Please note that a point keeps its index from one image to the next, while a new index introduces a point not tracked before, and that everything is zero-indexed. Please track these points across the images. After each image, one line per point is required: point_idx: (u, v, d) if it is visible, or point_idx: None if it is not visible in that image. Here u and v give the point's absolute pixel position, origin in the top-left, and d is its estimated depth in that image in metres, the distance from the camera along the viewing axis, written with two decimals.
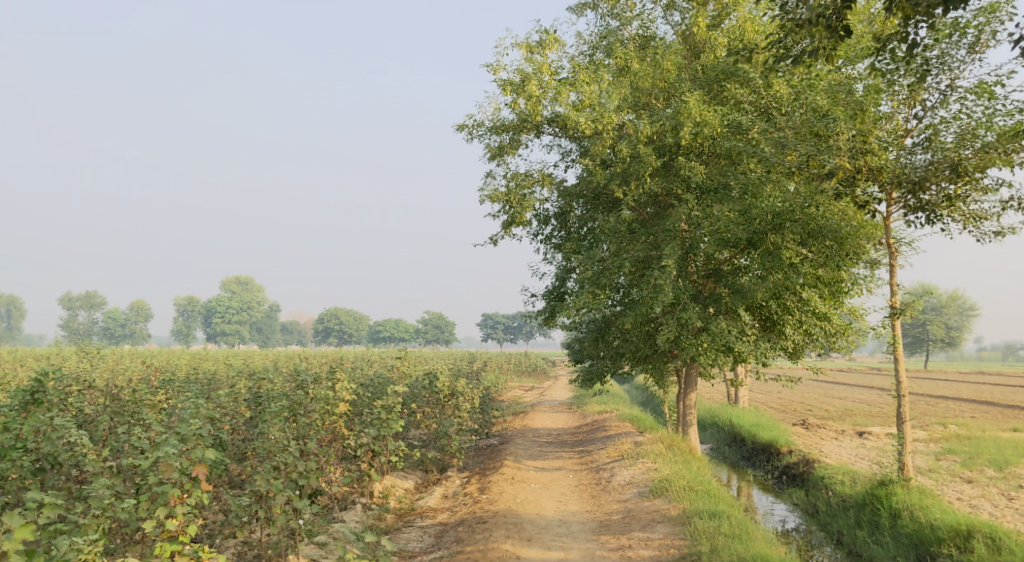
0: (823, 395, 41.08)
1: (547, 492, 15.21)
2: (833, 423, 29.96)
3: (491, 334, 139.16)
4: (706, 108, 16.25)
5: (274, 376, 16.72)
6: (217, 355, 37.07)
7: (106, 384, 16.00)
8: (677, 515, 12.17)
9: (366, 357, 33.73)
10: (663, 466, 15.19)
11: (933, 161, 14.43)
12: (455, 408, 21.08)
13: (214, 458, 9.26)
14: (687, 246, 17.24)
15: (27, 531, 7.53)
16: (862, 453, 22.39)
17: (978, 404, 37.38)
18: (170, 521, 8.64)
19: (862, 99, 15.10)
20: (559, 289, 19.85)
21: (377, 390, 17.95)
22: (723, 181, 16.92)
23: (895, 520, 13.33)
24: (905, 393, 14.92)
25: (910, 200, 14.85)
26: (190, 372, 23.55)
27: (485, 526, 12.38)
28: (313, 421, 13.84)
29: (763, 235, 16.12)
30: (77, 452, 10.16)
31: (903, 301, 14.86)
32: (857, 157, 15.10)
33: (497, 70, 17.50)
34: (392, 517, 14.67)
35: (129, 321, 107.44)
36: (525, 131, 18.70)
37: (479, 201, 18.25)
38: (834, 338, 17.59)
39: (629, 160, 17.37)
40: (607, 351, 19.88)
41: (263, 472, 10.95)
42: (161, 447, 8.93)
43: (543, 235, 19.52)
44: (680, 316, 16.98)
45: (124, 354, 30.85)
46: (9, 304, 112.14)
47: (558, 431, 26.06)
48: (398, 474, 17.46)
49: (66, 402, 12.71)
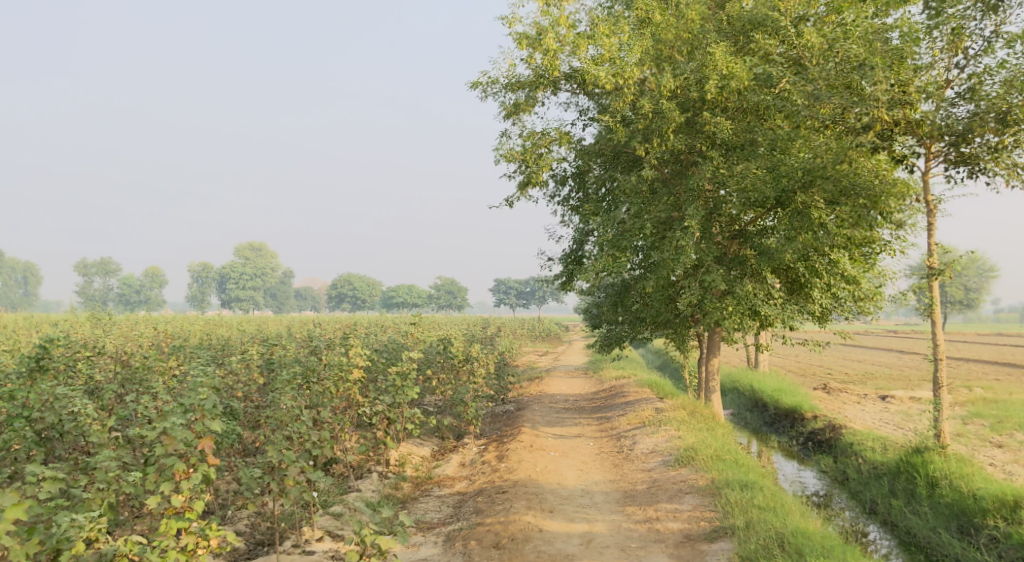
0: (842, 358, 40.48)
1: (568, 460, 14.81)
2: (855, 387, 29.43)
3: (503, 299, 138.95)
4: (733, 60, 15.48)
5: (286, 342, 16.26)
6: (229, 321, 36.63)
7: (115, 350, 15.62)
8: (706, 485, 11.69)
9: (380, 323, 33.29)
10: (687, 434, 14.71)
11: (977, 112, 13.73)
12: (472, 374, 20.61)
13: (217, 432, 8.82)
14: (711, 206, 16.63)
15: (19, 509, 7.16)
16: (887, 418, 21.83)
17: (1000, 365, 36.74)
18: (174, 498, 8.25)
19: (900, 48, 14.36)
20: (577, 253, 19.27)
21: (391, 356, 17.48)
22: (749, 138, 16.13)
23: (933, 489, 12.83)
24: (942, 357, 14.28)
25: (951, 153, 14.16)
26: (203, 339, 23.14)
27: (505, 496, 11.98)
28: (327, 388, 13.41)
29: (792, 193, 15.47)
30: (81, 422, 9.70)
31: (941, 261, 14.13)
32: (895, 108, 14.36)
33: (513, 23, 16.73)
34: (409, 486, 14.20)
35: (145, 288, 107.78)
36: (542, 88, 17.90)
37: (494, 161, 17.56)
38: (863, 301, 16.93)
39: (651, 117, 16.61)
40: (627, 317, 19.33)
41: (275, 443, 10.56)
42: (163, 420, 8.52)
43: (560, 197, 18.81)
44: (704, 279, 16.40)
45: (138, 321, 30.56)
46: (25, 272, 112.55)
47: (574, 397, 25.64)
48: (414, 441, 17.04)
49: (72, 370, 12.27)
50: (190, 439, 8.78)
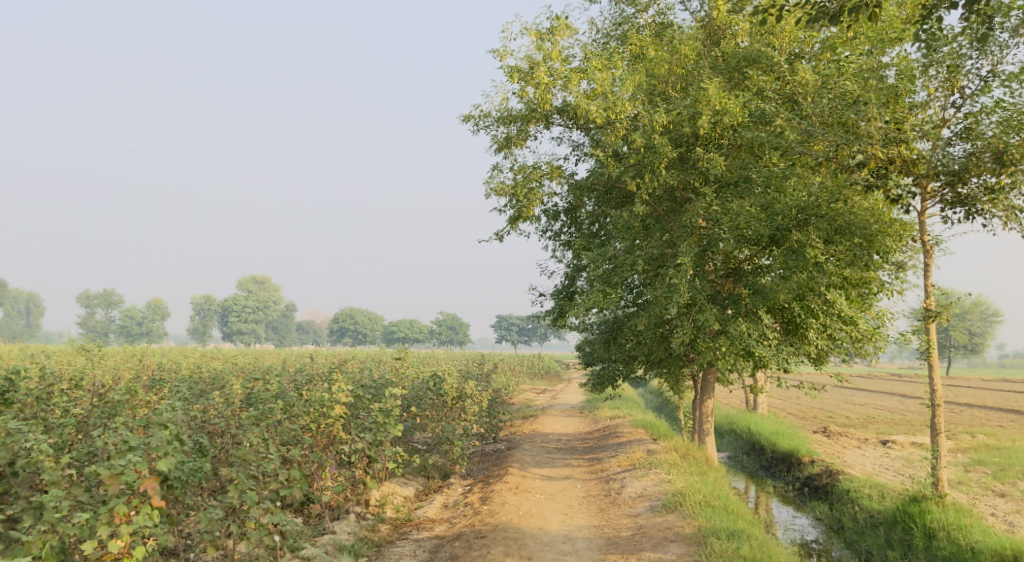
0: (844, 402, 39.80)
1: (553, 503, 14.29)
2: (856, 431, 28.79)
3: (504, 335, 138.65)
4: (726, 96, 15.29)
5: (269, 376, 15.85)
6: (224, 354, 36.17)
7: (94, 382, 15.22)
8: (692, 533, 11.19)
9: (376, 358, 32.82)
10: (677, 478, 14.21)
11: (973, 151, 13.46)
12: (462, 411, 20.11)
13: (160, 471, 8.46)
14: (705, 244, 16.27)
15: None
16: (887, 464, 21.25)
17: (1004, 412, 36.02)
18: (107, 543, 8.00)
19: (895, 85, 14.13)
20: (569, 288, 18.92)
21: (377, 392, 17.04)
22: (743, 174, 15.88)
23: (930, 541, 12.30)
24: (940, 402, 13.79)
25: (947, 193, 13.85)
26: (191, 371, 22.69)
27: (483, 541, 11.46)
28: (304, 425, 12.98)
29: (787, 231, 15.12)
30: (34, 459, 9.27)
31: (939, 303, 13.73)
32: (890, 146, 14.01)
33: (504, 56, 16.58)
34: (387, 528, 13.68)
35: (145, 320, 107.49)
36: (534, 122, 17.71)
37: (485, 194, 17.31)
38: (860, 343, 16.35)
39: (643, 152, 16.38)
40: (620, 355, 18.90)
41: (238, 483, 10.14)
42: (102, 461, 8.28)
43: (552, 232, 18.52)
44: (696, 318, 16.02)
45: (131, 352, 30.08)
46: (27, 302, 112.41)
47: (568, 437, 25.06)
48: (397, 480, 16.50)
49: (40, 402, 11.85)
50: (134, 479, 8.42)
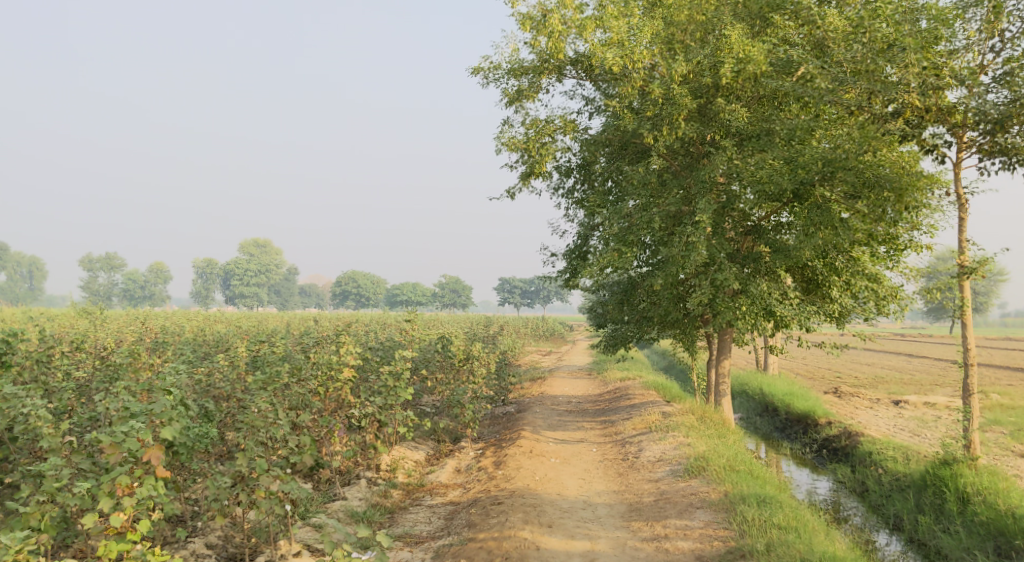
0: (852, 361, 39.38)
1: (569, 468, 13.89)
2: (867, 391, 28.39)
3: (507, 298, 138.18)
4: (750, 44, 14.55)
5: (275, 339, 15.32)
6: (227, 317, 35.61)
7: (96, 345, 14.70)
8: (719, 500, 10.80)
9: (383, 320, 32.33)
10: (698, 442, 13.78)
11: (1016, 98, 12.76)
12: (471, 374, 19.62)
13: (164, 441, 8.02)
14: (724, 200, 15.62)
15: None
16: (901, 425, 20.87)
17: (1012, 371, 35.62)
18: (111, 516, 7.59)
19: (929, 30, 13.43)
20: (581, 248, 18.31)
21: (386, 354, 16.53)
22: (766, 127, 15.16)
23: (964, 505, 11.92)
24: (972, 362, 13.30)
25: (986, 142, 13.21)
26: (195, 335, 22.16)
27: (501, 508, 11.05)
28: (312, 389, 12.46)
29: (811, 186, 14.55)
30: (32, 427, 8.81)
31: (974, 259, 13.17)
32: (927, 94, 13.18)
33: (515, 3, 15.80)
34: (399, 493, 13.29)
35: (148, 283, 107.17)
36: (545, 73, 16.97)
37: (495, 150, 16.61)
38: (884, 302, 15.82)
39: (661, 104, 15.63)
40: (633, 316, 18.38)
41: (247, 450, 9.72)
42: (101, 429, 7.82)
43: (564, 189, 17.87)
44: (716, 277, 15.44)
45: (135, 316, 29.45)
46: (30, 266, 111.97)
47: (578, 399, 24.66)
48: (407, 444, 16.07)
49: (40, 368, 11.35)
50: (137, 448, 7.97)
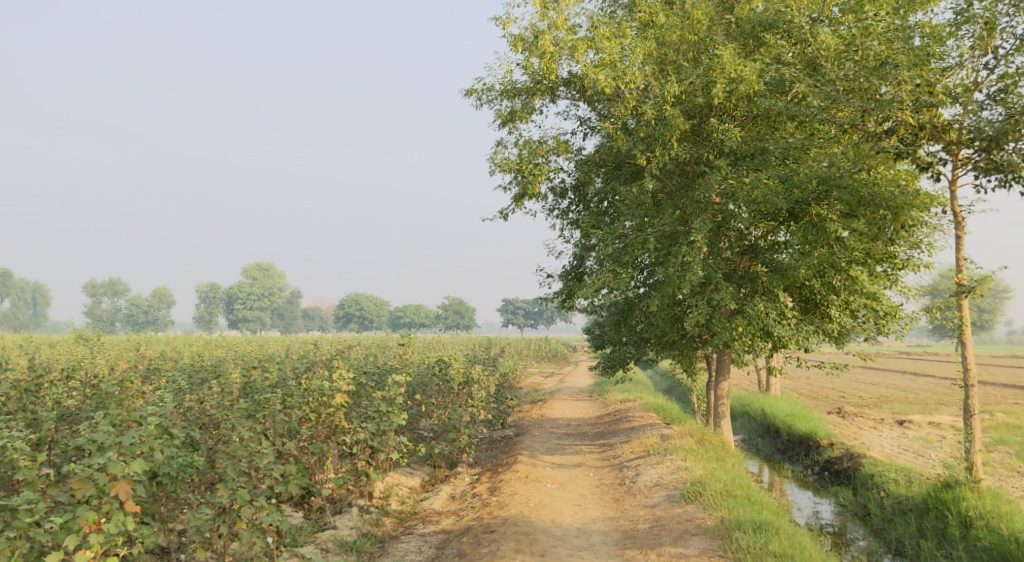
0: (856, 381, 39.02)
1: (565, 493, 13.63)
2: (871, 411, 28.04)
3: (510, 319, 137.90)
4: (742, 63, 14.47)
5: (267, 364, 15.14)
6: (228, 341, 35.47)
7: (88, 372, 14.57)
8: (715, 526, 10.54)
9: (383, 343, 32.14)
10: (695, 466, 13.53)
11: (1011, 115, 12.65)
12: (468, 397, 19.40)
13: (133, 475, 7.82)
14: (719, 220, 15.42)
15: None
16: (906, 445, 20.53)
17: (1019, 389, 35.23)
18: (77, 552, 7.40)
19: (923, 47, 13.29)
20: (577, 269, 18.15)
21: (380, 379, 16.33)
22: (760, 146, 15.04)
23: (967, 529, 11.64)
24: (973, 382, 13.06)
25: (981, 159, 13.07)
26: (192, 360, 22.03)
27: (492, 536, 10.79)
28: (301, 416, 12.25)
29: (806, 205, 14.37)
30: (7, 460, 8.66)
31: (972, 277, 12.98)
32: (920, 112, 13.21)
33: (507, 25, 15.80)
34: (391, 522, 13.03)
35: (152, 308, 107.20)
36: (538, 95, 16.93)
37: (488, 171, 16.52)
38: (883, 320, 15.56)
39: (654, 124, 15.52)
40: (630, 337, 18.15)
41: (228, 480, 9.51)
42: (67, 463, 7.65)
43: (559, 210, 17.73)
44: (712, 297, 15.24)
45: (135, 341, 29.34)
46: (34, 292, 112.14)
47: (578, 421, 24.38)
48: (402, 470, 15.83)
49: (26, 396, 11.19)
50: (104, 483, 7.78)
